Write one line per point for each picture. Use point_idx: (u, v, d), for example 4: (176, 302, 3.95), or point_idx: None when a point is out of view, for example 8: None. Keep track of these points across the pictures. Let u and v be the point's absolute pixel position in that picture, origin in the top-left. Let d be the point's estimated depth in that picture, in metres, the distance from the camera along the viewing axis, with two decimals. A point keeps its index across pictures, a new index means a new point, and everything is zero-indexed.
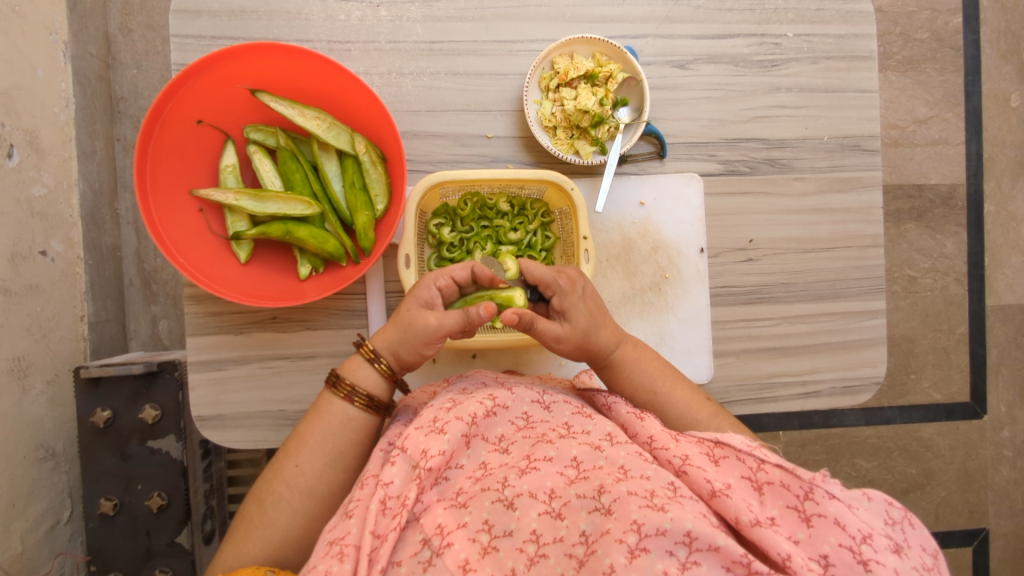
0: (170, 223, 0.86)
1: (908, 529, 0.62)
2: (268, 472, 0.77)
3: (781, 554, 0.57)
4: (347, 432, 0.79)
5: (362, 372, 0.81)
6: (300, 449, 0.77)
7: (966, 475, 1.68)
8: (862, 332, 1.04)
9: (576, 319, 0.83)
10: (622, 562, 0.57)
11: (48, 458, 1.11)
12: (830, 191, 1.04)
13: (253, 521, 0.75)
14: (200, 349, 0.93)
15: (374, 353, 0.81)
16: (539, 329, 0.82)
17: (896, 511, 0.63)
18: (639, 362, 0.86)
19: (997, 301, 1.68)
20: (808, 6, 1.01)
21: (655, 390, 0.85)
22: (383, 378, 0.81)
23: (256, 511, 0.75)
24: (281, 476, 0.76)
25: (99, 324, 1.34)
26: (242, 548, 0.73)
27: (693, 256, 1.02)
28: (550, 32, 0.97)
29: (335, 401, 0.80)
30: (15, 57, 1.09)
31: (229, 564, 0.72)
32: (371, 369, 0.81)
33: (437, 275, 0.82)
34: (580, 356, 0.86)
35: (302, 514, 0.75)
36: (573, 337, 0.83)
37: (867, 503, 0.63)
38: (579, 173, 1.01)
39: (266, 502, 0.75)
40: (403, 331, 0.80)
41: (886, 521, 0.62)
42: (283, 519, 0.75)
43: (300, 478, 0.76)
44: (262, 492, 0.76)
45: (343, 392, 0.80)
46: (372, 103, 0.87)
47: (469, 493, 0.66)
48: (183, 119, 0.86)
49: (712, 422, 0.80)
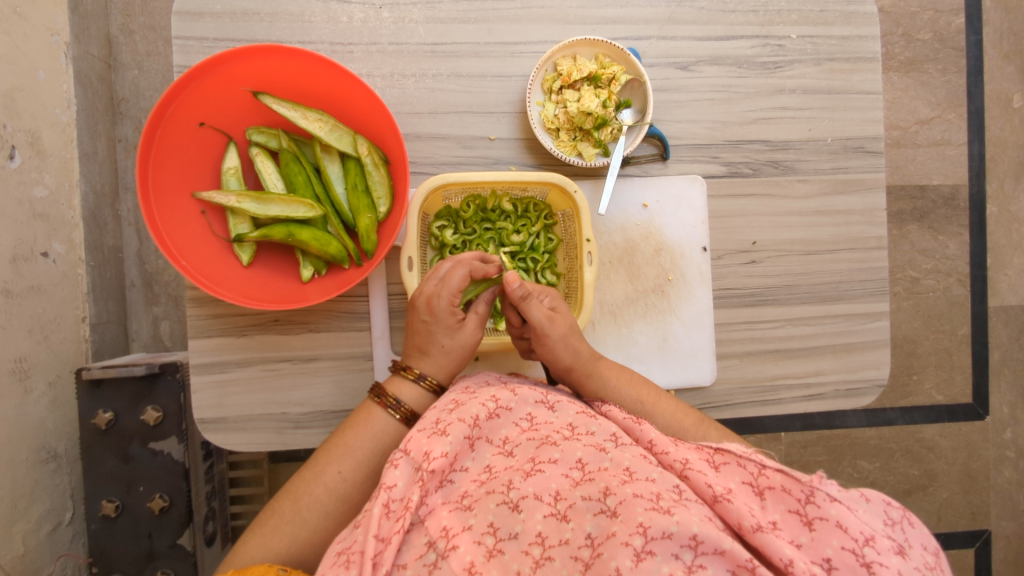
0: (172, 225, 0.86)
1: (907, 529, 0.62)
2: (306, 472, 0.77)
3: (783, 559, 0.57)
4: (394, 447, 0.80)
5: (422, 401, 0.84)
6: (345, 456, 0.78)
7: (968, 477, 1.67)
8: (865, 334, 1.03)
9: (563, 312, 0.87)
10: (629, 565, 0.57)
11: (50, 459, 1.11)
12: (834, 193, 1.04)
13: (283, 518, 0.74)
14: (202, 351, 0.93)
15: (437, 384, 0.84)
16: (529, 305, 0.85)
17: (895, 511, 0.63)
18: (620, 373, 0.87)
19: (999, 302, 1.67)
20: (812, 7, 1.01)
21: (639, 400, 0.85)
22: (441, 400, 0.85)
23: (288, 508, 0.74)
24: (322, 478, 0.76)
25: (100, 325, 1.34)
26: (268, 542, 0.72)
27: (695, 257, 1.02)
28: (553, 33, 0.97)
29: (387, 416, 0.80)
30: (16, 58, 1.09)
31: (251, 557, 0.70)
32: (430, 397, 0.84)
33: (448, 294, 0.84)
34: (563, 355, 0.85)
35: (333, 518, 0.75)
36: (561, 327, 0.85)
37: (866, 505, 0.63)
38: (583, 175, 1.01)
39: (301, 501, 0.75)
40: (456, 354, 0.85)
41: (885, 522, 0.62)
42: (314, 521, 0.74)
43: (341, 484, 0.76)
44: (298, 492, 0.75)
45: (406, 420, 0.81)
46: (374, 105, 0.87)
47: (475, 495, 0.66)
48: (186, 120, 0.85)
49: (699, 432, 0.81)
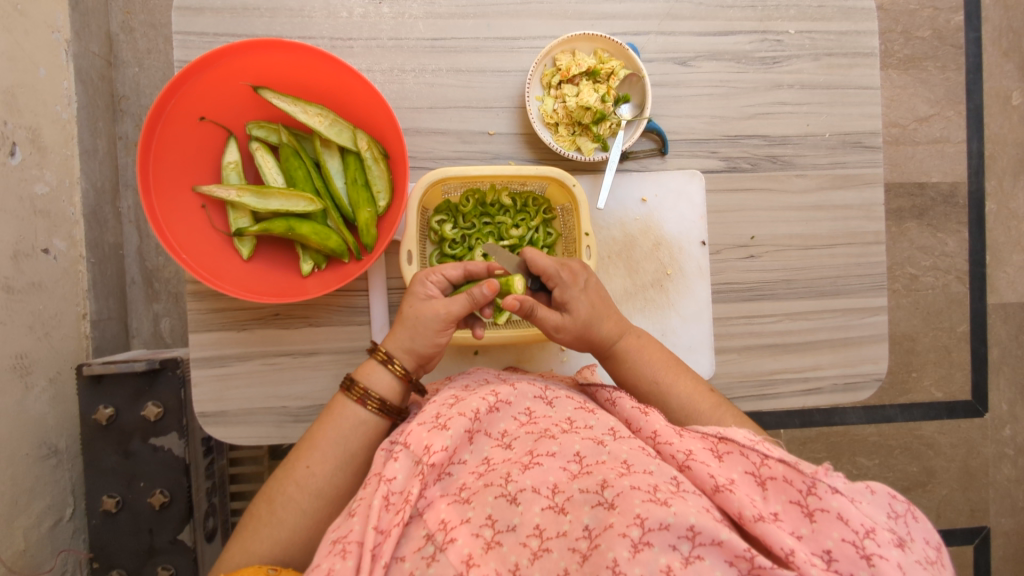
0: (172, 219, 0.87)
1: (911, 523, 0.61)
2: (279, 472, 0.77)
3: (785, 549, 0.57)
4: (361, 436, 0.79)
5: (375, 375, 0.81)
6: (311, 450, 0.77)
7: (967, 474, 1.68)
8: (863, 328, 1.04)
9: (577, 311, 0.84)
10: (626, 556, 0.57)
11: (51, 455, 1.11)
12: (832, 188, 1.04)
13: (262, 520, 0.75)
14: (203, 346, 0.93)
15: (386, 355, 0.81)
16: (539, 317, 0.83)
17: (899, 505, 0.62)
18: (644, 351, 0.86)
19: (998, 299, 1.68)
20: (810, 3, 1.02)
21: (659, 379, 0.85)
22: (397, 378, 0.81)
23: (265, 509, 0.75)
24: (291, 476, 0.76)
25: (101, 322, 1.35)
26: (250, 546, 0.73)
27: (694, 252, 1.02)
28: (552, 29, 0.97)
29: (347, 403, 0.80)
30: (17, 55, 1.09)
31: (236, 562, 0.72)
32: (384, 372, 0.81)
33: (430, 271, 0.83)
34: (581, 345, 0.87)
35: (311, 514, 0.75)
36: (573, 327, 0.84)
37: (870, 497, 0.63)
38: (582, 169, 1.01)
39: (276, 501, 0.75)
40: (412, 327, 0.81)
41: (889, 515, 0.61)
42: (291, 519, 0.75)
43: (311, 479, 0.76)
44: (272, 492, 0.76)
45: (356, 396, 0.80)
46: (374, 99, 0.87)
47: (473, 488, 0.66)
48: (187, 115, 0.86)
49: (712, 416, 0.80)
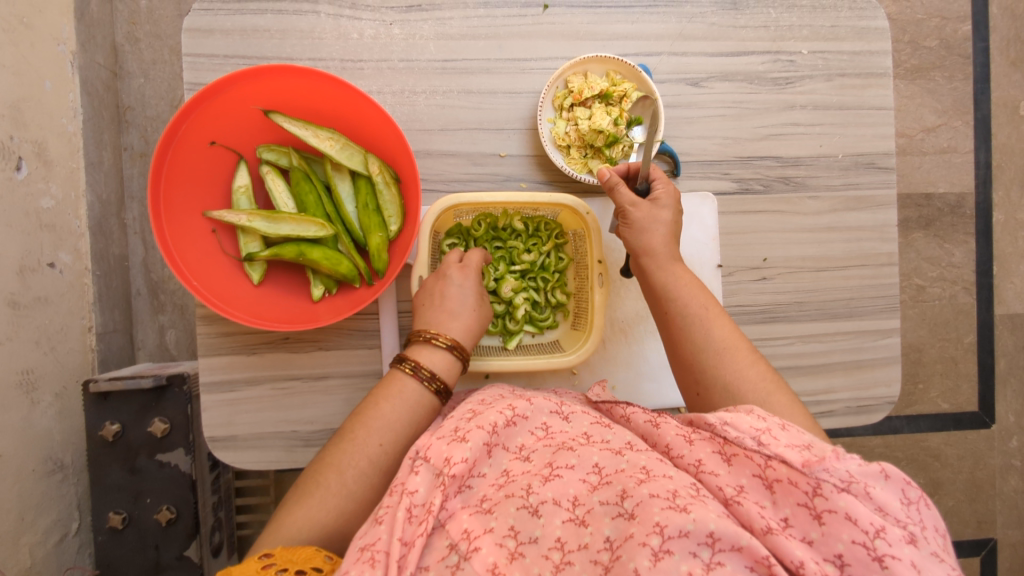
0: (182, 243, 0.86)
1: (924, 510, 0.56)
2: (346, 442, 0.75)
3: (795, 561, 0.55)
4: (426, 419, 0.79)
5: (437, 359, 0.82)
6: (385, 428, 0.76)
7: (974, 486, 1.67)
8: (875, 350, 1.03)
9: (657, 210, 0.85)
10: (647, 565, 0.56)
11: (57, 470, 1.11)
12: (845, 210, 1.03)
13: (328, 488, 0.72)
14: (212, 369, 0.92)
15: (449, 341, 0.83)
16: (619, 190, 0.85)
17: (913, 491, 0.57)
18: (696, 284, 0.82)
19: (1006, 310, 1.66)
20: (823, 22, 1.01)
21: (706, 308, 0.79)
22: (456, 361, 0.83)
23: (332, 480, 0.72)
24: (365, 450, 0.74)
25: (107, 335, 1.34)
26: (313, 514, 0.70)
27: (707, 274, 1.00)
28: (564, 49, 0.96)
29: (408, 382, 0.79)
30: (23, 67, 1.09)
31: (295, 529, 0.69)
32: (445, 356, 0.83)
33: (452, 261, 0.90)
34: (637, 237, 0.84)
35: (374, 492, 0.74)
36: (644, 213, 0.84)
37: (884, 482, 0.56)
38: (591, 193, 1.00)
39: (347, 472, 0.73)
40: (463, 313, 0.86)
41: (902, 502, 0.56)
42: (359, 492, 0.73)
43: (382, 457, 0.75)
44: (342, 463, 0.73)
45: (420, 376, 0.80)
46: (384, 122, 0.86)
47: (494, 499, 0.66)
48: (197, 139, 0.85)
49: (752, 361, 0.74)
